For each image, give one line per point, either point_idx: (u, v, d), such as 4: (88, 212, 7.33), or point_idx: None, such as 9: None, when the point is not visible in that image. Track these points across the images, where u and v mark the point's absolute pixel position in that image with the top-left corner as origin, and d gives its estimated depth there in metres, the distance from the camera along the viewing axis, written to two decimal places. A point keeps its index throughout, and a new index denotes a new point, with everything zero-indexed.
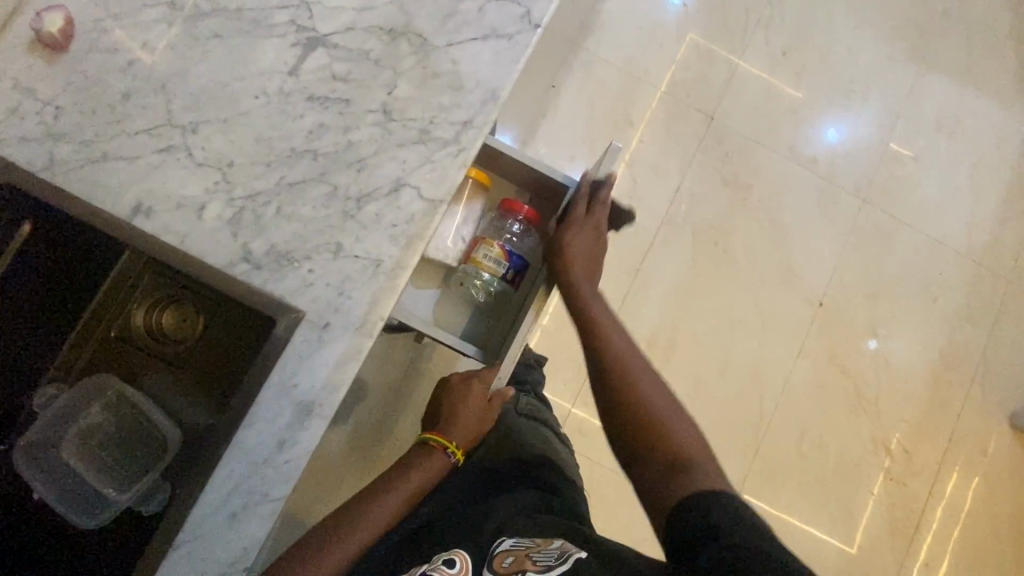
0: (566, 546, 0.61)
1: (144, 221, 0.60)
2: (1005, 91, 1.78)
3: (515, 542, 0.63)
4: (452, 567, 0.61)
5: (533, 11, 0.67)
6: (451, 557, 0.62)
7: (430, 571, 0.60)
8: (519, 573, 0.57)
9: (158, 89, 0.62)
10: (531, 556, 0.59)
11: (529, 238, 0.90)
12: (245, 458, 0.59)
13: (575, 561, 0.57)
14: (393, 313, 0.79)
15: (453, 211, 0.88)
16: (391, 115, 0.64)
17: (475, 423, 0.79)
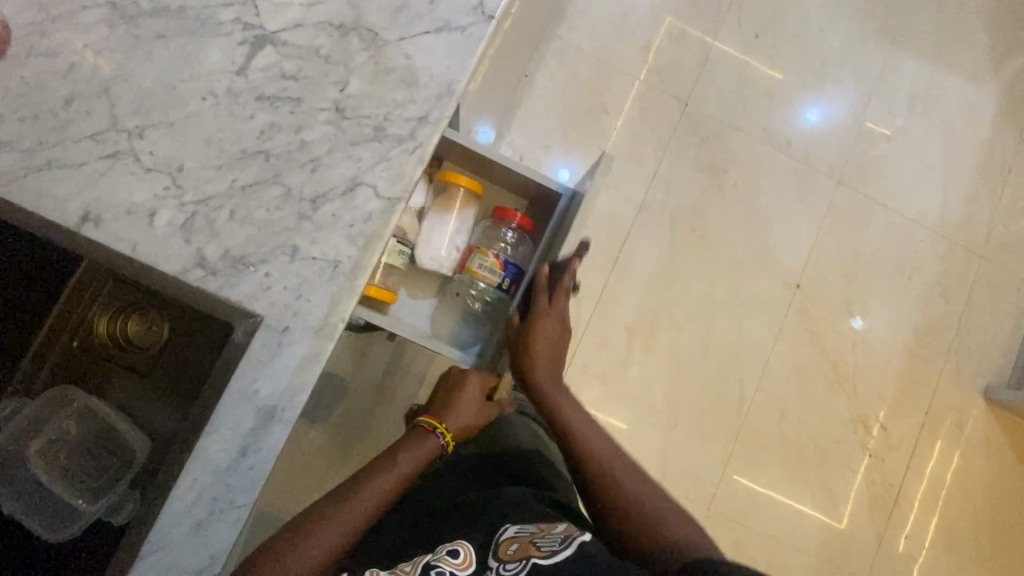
0: (570, 528, 0.59)
1: (94, 230, 0.59)
2: (976, 67, 1.79)
3: (518, 527, 0.60)
4: (455, 557, 0.58)
5: (486, 2, 0.66)
6: (455, 547, 0.59)
7: (435, 561, 0.57)
8: (523, 561, 0.54)
9: (101, 94, 0.60)
10: (534, 541, 0.57)
11: (522, 244, 0.94)
12: (207, 466, 0.58)
13: (580, 545, 0.55)
14: (392, 325, 0.85)
15: (447, 221, 0.93)
16: (345, 112, 0.63)
17: (474, 416, 0.80)
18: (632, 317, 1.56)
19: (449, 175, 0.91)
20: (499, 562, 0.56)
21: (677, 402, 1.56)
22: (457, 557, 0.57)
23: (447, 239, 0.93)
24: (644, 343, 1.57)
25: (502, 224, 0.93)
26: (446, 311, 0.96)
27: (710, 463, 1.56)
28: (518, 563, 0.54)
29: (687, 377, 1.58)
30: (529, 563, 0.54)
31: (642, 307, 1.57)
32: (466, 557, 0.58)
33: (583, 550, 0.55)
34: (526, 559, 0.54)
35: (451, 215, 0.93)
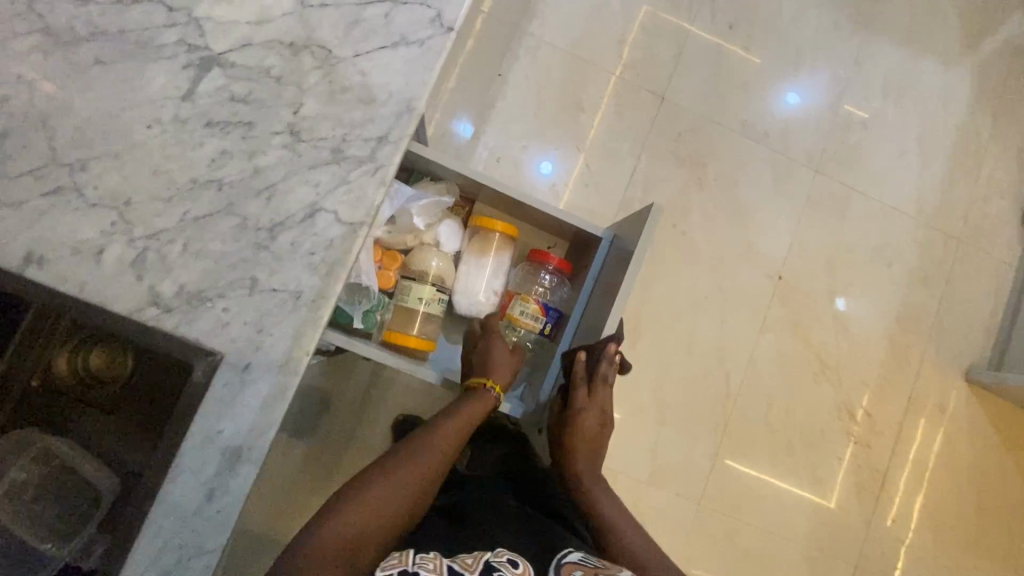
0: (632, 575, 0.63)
1: (38, 271, 0.56)
2: (949, 50, 1.79)
3: (582, 557, 0.65)
4: (516, 567, 0.60)
5: (444, 13, 0.64)
6: (514, 558, 0.61)
7: (497, 563, 0.59)
8: None
9: (38, 127, 0.57)
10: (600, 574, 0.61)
11: (558, 286, 0.98)
12: (174, 511, 0.56)
13: None
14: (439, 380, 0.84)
15: (485, 265, 0.93)
16: (299, 135, 0.60)
17: (509, 366, 0.86)
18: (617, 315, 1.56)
19: (484, 221, 0.90)
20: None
21: (665, 399, 1.57)
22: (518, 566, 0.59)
23: (485, 284, 0.93)
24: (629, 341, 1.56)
25: (539, 266, 0.96)
26: None
27: (700, 458, 1.57)
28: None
29: (672, 374, 1.58)
30: None
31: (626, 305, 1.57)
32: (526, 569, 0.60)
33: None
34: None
35: (489, 260, 0.93)
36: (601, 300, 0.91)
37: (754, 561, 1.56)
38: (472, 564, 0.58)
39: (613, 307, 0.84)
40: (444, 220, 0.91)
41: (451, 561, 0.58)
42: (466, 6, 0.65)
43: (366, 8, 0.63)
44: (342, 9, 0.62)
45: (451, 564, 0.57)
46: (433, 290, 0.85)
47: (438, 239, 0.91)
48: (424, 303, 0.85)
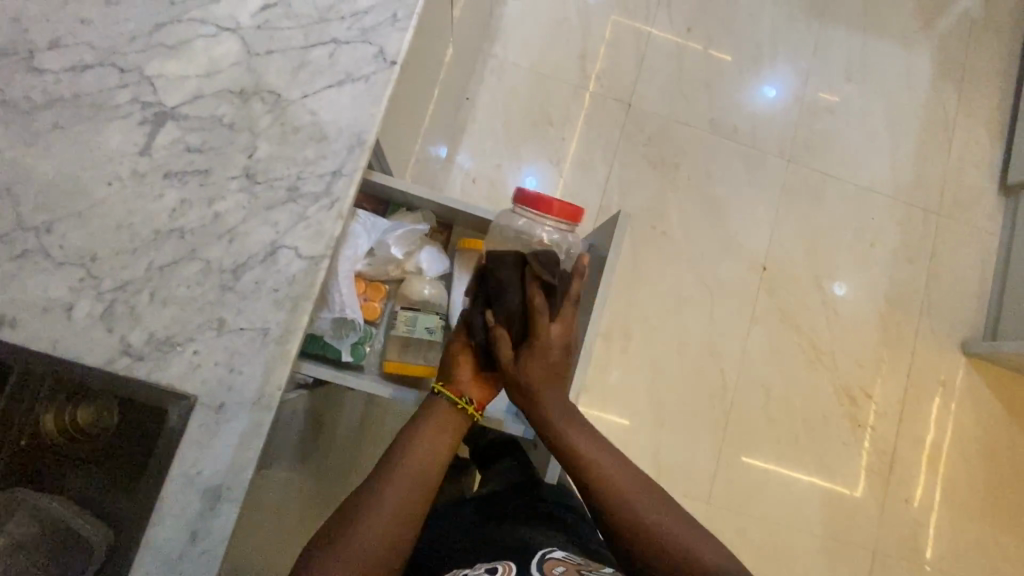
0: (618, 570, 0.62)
1: (10, 332, 0.58)
2: (905, 31, 1.82)
3: (565, 555, 0.64)
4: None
5: (386, 48, 0.66)
6: (495, 567, 0.62)
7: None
8: None
9: (3, 194, 0.59)
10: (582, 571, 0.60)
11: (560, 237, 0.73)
12: (159, 556, 0.57)
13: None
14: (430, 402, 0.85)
15: None
16: (256, 177, 0.62)
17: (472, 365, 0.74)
18: (606, 321, 1.57)
19: (473, 243, 0.90)
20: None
21: (662, 400, 1.56)
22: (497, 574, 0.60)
23: None
24: (619, 346, 1.57)
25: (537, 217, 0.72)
26: None
27: (703, 455, 1.56)
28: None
29: (667, 374, 1.58)
30: None
31: (614, 309, 1.58)
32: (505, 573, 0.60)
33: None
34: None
35: None
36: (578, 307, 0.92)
37: (769, 557, 1.54)
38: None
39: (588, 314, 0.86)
40: (423, 247, 0.89)
41: None
42: (408, 40, 0.68)
43: (310, 51, 0.65)
44: (288, 54, 0.65)
45: None
46: (438, 319, 0.84)
47: (421, 265, 0.88)
48: (430, 332, 0.83)
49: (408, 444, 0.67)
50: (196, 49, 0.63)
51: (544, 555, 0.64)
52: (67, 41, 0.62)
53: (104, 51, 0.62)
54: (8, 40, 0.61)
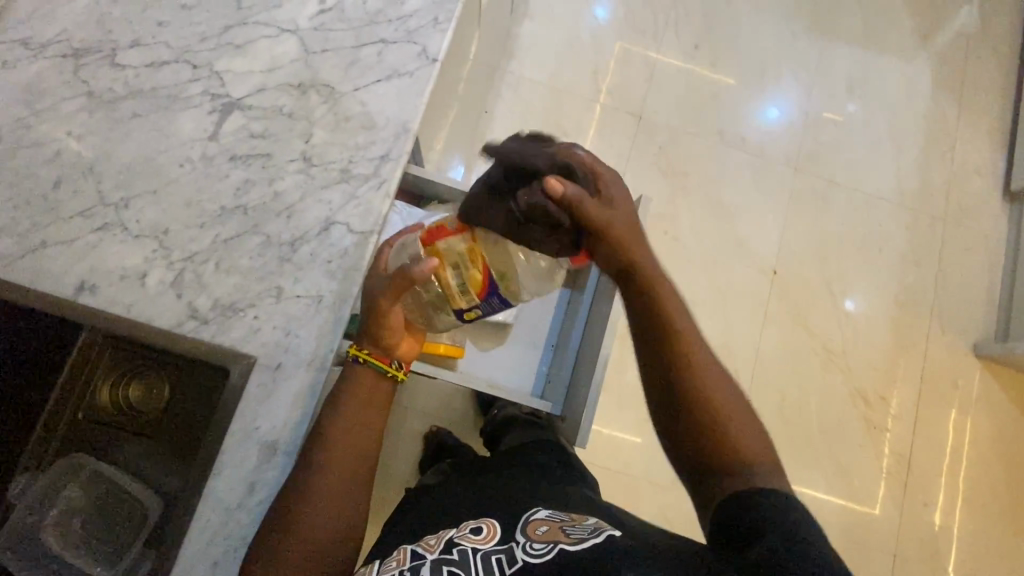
0: (600, 523, 0.61)
1: (90, 297, 0.65)
2: (905, 46, 1.90)
3: (549, 512, 0.64)
4: (479, 534, 0.62)
5: (428, 47, 0.73)
6: (479, 525, 0.63)
7: (459, 536, 0.61)
8: (551, 543, 0.57)
9: (87, 174, 0.65)
10: (564, 528, 0.60)
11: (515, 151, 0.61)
12: (218, 506, 0.61)
13: (610, 535, 0.57)
14: (456, 376, 0.90)
15: None
16: (312, 160, 0.69)
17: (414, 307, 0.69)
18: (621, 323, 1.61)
19: None
20: (527, 537, 0.59)
21: None
22: (480, 533, 0.61)
23: None
24: None
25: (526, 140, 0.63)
26: (507, 358, 1.01)
27: None
28: (546, 544, 0.57)
29: None
30: (557, 546, 0.57)
31: None
32: (490, 534, 0.61)
33: (612, 538, 0.57)
34: (555, 542, 0.57)
35: None
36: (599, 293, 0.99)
37: None
38: (434, 545, 0.61)
39: (609, 297, 0.91)
40: None
41: (415, 547, 0.62)
42: (448, 41, 0.75)
43: (361, 49, 0.72)
44: (342, 52, 0.72)
45: (412, 550, 0.61)
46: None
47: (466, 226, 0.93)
48: None
49: (330, 426, 0.61)
50: (259, 48, 0.70)
51: (529, 513, 0.64)
52: (146, 40, 0.69)
53: (178, 50, 0.69)
54: (95, 38, 0.68)
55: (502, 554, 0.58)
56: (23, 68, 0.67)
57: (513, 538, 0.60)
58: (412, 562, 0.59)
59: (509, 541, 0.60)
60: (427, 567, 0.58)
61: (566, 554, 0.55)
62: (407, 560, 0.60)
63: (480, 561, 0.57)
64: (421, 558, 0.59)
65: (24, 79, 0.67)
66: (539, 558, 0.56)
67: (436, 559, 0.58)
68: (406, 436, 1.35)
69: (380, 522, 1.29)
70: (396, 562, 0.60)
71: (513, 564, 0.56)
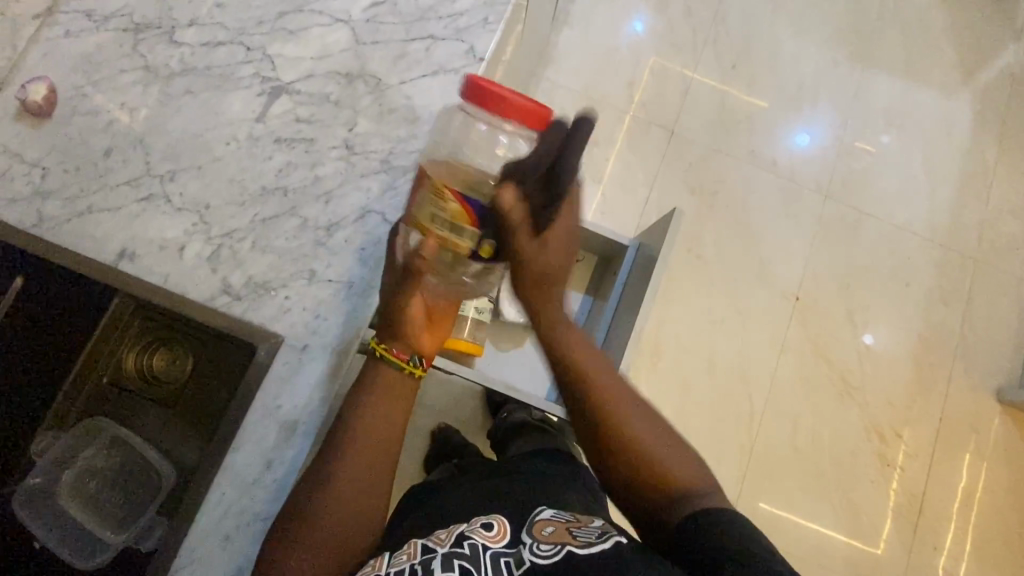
0: (605, 526, 0.61)
1: (129, 264, 0.65)
2: (947, 82, 1.88)
3: (554, 514, 0.64)
4: (490, 530, 0.61)
5: (476, 46, 0.74)
6: (489, 521, 0.62)
7: (469, 531, 0.60)
8: (559, 546, 0.57)
9: (136, 144, 0.67)
10: (571, 530, 0.60)
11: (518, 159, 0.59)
12: (235, 479, 0.62)
13: (618, 542, 0.57)
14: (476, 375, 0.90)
15: None
16: (354, 149, 0.70)
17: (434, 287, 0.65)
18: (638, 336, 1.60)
19: None
20: (533, 539, 0.59)
21: (689, 423, 1.57)
22: (491, 530, 0.61)
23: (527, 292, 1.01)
24: (650, 362, 1.59)
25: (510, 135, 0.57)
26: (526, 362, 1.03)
27: (727, 480, 1.55)
28: (554, 546, 0.57)
29: (694, 394, 1.59)
30: (565, 549, 0.56)
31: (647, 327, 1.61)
32: (501, 532, 0.61)
33: (619, 547, 0.56)
34: (563, 544, 0.57)
35: None
36: (624, 304, 1.00)
37: None
38: (445, 538, 0.60)
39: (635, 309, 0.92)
40: None
41: (426, 541, 0.61)
42: (495, 41, 0.75)
43: (410, 44, 0.73)
44: (391, 45, 0.73)
45: (423, 545, 0.60)
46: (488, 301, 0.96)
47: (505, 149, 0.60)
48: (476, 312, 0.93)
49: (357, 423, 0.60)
50: (312, 35, 0.72)
51: (533, 517, 0.63)
52: (204, 20, 0.71)
53: (234, 31, 0.71)
54: (155, 15, 0.70)
55: (509, 558, 0.57)
56: (85, 39, 0.69)
57: (521, 540, 0.59)
58: (423, 556, 0.57)
59: (517, 543, 0.59)
60: (438, 561, 0.56)
61: (575, 557, 0.55)
62: (418, 553, 0.58)
63: (489, 560, 0.57)
64: (432, 552, 0.58)
65: (84, 50, 0.69)
66: (546, 560, 0.56)
67: (446, 551, 0.57)
68: (413, 430, 1.36)
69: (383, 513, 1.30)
70: (407, 555, 0.58)
71: (521, 566, 0.56)
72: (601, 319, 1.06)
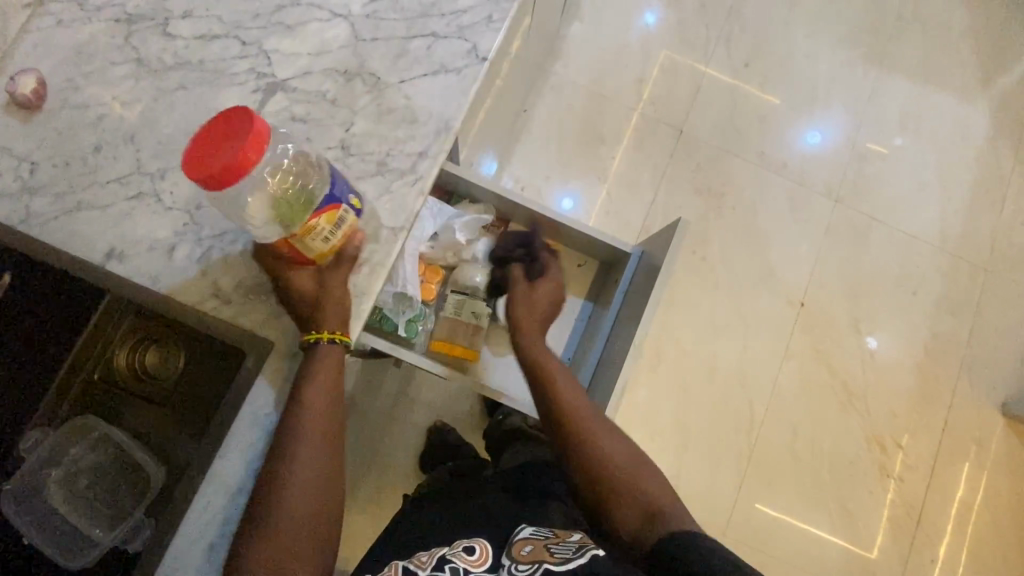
0: (584, 539, 0.60)
1: (117, 265, 0.63)
2: (965, 86, 1.83)
3: (533, 532, 0.63)
4: (471, 554, 0.61)
5: (479, 45, 0.72)
6: (470, 545, 0.62)
7: (449, 555, 0.60)
8: (536, 565, 0.56)
9: (127, 141, 0.65)
10: (548, 547, 0.59)
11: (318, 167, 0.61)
12: (221, 489, 0.61)
13: (594, 555, 0.56)
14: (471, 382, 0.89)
15: None
16: (350, 150, 0.68)
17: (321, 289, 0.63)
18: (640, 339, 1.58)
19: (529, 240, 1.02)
20: (513, 560, 0.58)
21: (688, 427, 1.56)
22: (471, 554, 0.60)
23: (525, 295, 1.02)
24: (650, 364, 1.58)
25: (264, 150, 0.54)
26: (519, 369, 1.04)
27: (724, 485, 1.54)
28: (531, 565, 0.56)
29: (693, 398, 1.57)
30: (542, 567, 0.55)
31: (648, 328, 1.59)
32: (482, 556, 0.61)
33: (595, 560, 0.55)
34: (539, 562, 0.56)
35: None
36: (626, 313, 0.98)
37: None
38: (427, 562, 0.60)
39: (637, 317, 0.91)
40: (481, 238, 0.99)
41: (408, 562, 0.61)
42: (500, 40, 0.73)
43: (411, 41, 0.71)
44: (391, 42, 0.70)
45: (403, 569, 0.59)
46: (484, 305, 0.96)
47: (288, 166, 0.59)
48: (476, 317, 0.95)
49: (301, 417, 0.60)
50: (310, 30, 0.70)
51: (514, 537, 0.63)
52: (199, 12, 0.69)
53: (229, 24, 0.69)
54: (149, 6, 0.68)
55: None
56: (76, 29, 0.67)
57: (502, 565, 0.59)
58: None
59: (498, 568, 0.59)
60: None
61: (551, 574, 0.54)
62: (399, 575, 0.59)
63: None
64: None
65: (75, 41, 0.67)
66: None
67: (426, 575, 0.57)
68: (409, 428, 1.35)
69: (377, 510, 1.30)
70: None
71: None
72: (602, 326, 1.04)
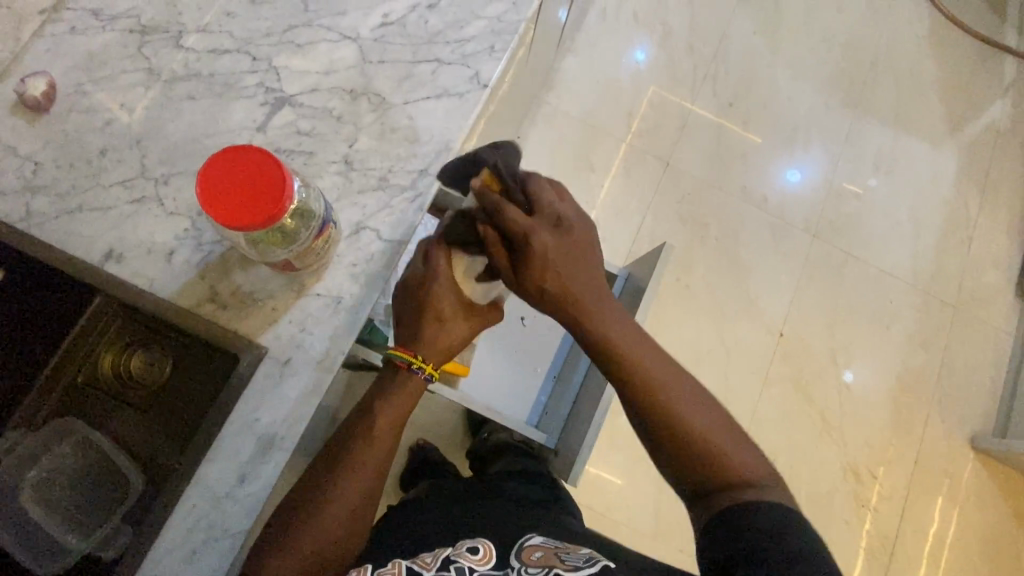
0: (594, 552, 0.63)
1: (115, 266, 0.64)
2: (937, 132, 1.94)
3: (543, 540, 0.66)
4: (475, 553, 0.63)
5: (481, 72, 0.75)
6: (474, 544, 0.65)
7: (455, 555, 0.63)
8: (547, 568, 0.59)
9: (134, 145, 0.67)
10: (558, 554, 0.62)
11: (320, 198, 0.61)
12: (207, 492, 0.60)
13: (605, 566, 0.59)
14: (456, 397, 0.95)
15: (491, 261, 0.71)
16: (352, 165, 0.70)
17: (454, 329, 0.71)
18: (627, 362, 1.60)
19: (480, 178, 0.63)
20: (522, 564, 0.61)
21: None
22: (477, 553, 0.63)
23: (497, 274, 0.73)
24: None
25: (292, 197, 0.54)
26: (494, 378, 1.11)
27: None
28: (540, 569, 0.59)
29: None
30: (553, 570, 0.58)
31: None
32: (486, 556, 0.63)
33: (606, 569, 0.59)
34: (550, 567, 0.59)
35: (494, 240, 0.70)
36: None
37: None
38: (432, 563, 0.63)
39: None
40: None
41: (411, 563, 0.64)
42: (501, 70, 0.77)
43: (416, 65, 0.74)
44: (397, 65, 0.74)
45: (408, 567, 0.62)
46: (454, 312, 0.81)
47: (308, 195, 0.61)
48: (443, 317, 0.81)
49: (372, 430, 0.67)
50: (319, 50, 0.73)
51: (525, 542, 0.66)
52: (212, 28, 0.71)
53: (241, 40, 0.71)
54: (163, 19, 0.71)
55: None
56: (90, 37, 0.69)
57: (509, 565, 0.62)
58: None
59: (503, 568, 0.62)
60: None
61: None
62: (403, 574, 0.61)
63: None
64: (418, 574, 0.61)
65: (89, 47, 0.69)
66: None
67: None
68: None
69: None
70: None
71: None
72: None
